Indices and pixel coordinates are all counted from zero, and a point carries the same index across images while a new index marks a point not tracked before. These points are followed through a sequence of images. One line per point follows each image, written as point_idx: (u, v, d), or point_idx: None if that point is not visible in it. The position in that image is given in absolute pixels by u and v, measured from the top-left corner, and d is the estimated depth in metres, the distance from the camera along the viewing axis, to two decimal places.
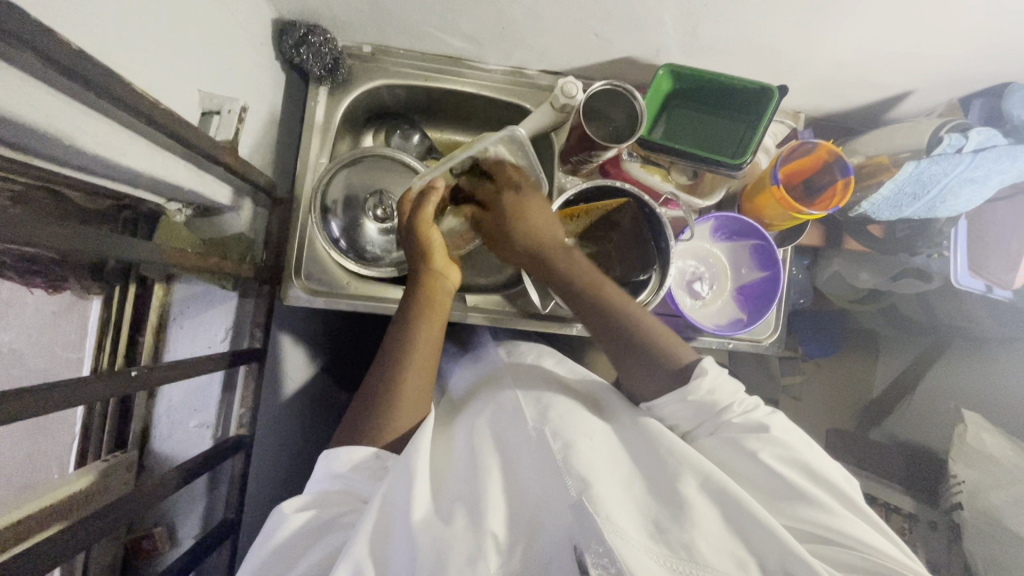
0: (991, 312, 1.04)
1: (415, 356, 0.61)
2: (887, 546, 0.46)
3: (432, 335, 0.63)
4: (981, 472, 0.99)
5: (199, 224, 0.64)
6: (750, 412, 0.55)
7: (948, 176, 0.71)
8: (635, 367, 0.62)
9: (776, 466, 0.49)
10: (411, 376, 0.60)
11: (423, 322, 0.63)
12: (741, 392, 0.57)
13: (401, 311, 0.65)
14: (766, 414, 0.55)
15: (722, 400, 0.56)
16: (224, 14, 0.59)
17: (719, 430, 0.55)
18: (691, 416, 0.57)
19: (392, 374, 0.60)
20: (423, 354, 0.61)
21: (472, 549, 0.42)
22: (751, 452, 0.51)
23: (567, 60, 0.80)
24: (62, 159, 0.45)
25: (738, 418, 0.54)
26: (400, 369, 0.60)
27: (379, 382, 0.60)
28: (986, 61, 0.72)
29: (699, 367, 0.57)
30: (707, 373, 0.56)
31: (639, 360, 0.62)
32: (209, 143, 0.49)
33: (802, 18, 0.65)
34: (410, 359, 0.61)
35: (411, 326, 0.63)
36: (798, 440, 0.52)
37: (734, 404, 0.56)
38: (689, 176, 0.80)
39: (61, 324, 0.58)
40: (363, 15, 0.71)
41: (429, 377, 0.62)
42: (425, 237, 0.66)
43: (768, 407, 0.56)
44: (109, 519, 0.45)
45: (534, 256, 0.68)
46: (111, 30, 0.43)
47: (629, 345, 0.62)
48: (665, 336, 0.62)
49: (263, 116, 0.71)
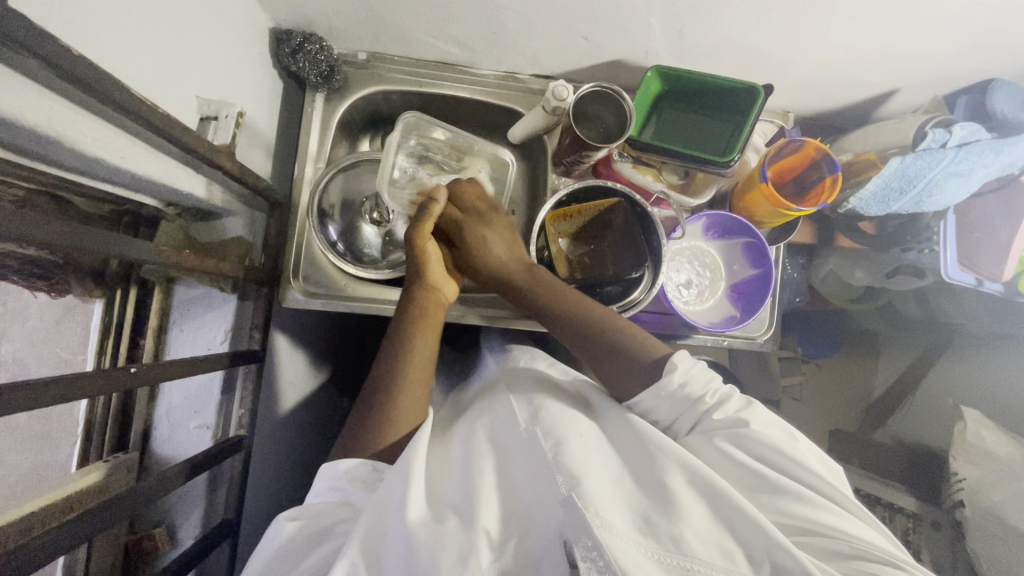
0: (989, 310, 1.03)
1: (413, 363, 0.62)
2: (874, 538, 0.45)
3: (428, 347, 0.64)
4: (981, 469, 0.98)
5: (198, 226, 0.65)
6: (725, 405, 0.55)
7: (933, 170, 0.72)
8: (614, 368, 0.62)
9: (775, 463, 0.49)
10: (407, 388, 0.60)
11: (419, 330, 0.65)
12: (714, 381, 0.57)
13: (395, 328, 0.66)
14: (744, 408, 0.54)
15: (695, 392, 0.56)
16: (221, 21, 0.61)
17: (698, 425, 0.56)
18: (670, 407, 0.57)
19: (391, 387, 0.60)
20: (418, 363, 0.63)
21: (463, 545, 0.42)
22: (729, 447, 0.51)
23: (558, 64, 0.81)
24: (66, 163, 0.46)
25: (716, 413, 0.54)
26: (401, 375, 0.61)
27: (376, 396, 0.60)
28: (969, 58, 0.73)
29: (670, 361, 0.58)
30: (677, 367, 0.57)
31: (614, 359, 0.62)
32: (206, 146, 0.50)
33: (785, 19, 0.66)
34: (409, 371, 0.61)
35: (408, 336, 0.64)
36: (778, 434, 0.52)
37: (706, 395, 0.56)
38: (680, 176, 0.82)
39: (65, 332, 0.58)
40: (356, 23, 0.73)
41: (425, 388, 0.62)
42: (422, 246, 0.69)
43: (744, 399, 0.56)
44: (110, 513, 0.45)
45: (499, 278, 0.72)
46: (113, 38, 0.44)
47: (603, 347, 0.63)
48: (634, 333, 0.64)
49: (261, 122, 0.73)
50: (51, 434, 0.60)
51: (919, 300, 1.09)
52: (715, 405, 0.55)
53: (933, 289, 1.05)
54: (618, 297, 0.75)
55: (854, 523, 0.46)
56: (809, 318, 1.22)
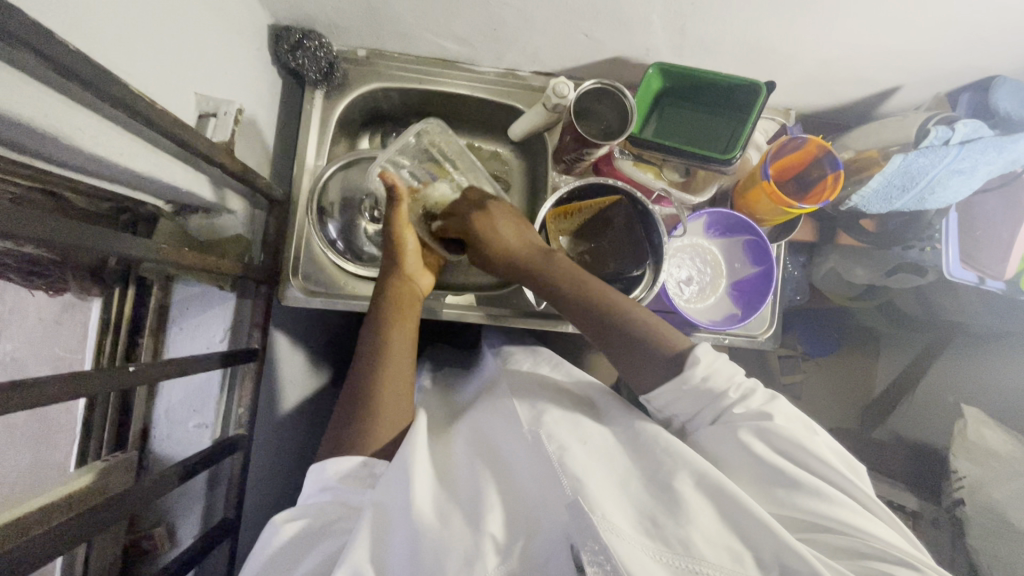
0: (990, 307, 1.03)
1: (393, 348, 0.63)
2: (887, 537, 0.45)
3: (406, 332, 0.65)
4: (981, 467, 0.98)
5: (196, 224, 0.64)
6: (748, 399, 0.54)
7: (936, 168, 0.72)
8: (633, 362, 0.61)
9: (785, 460, 0.49)
10: (390, 373, 0.61)
11: (398, 318, 0.66)
12: (737, 374, 0.56)
13: (372, 315, 0.66)
14: (767, 402, 0.54)
15: (718, 386, 0.55)
16: (220, 18, 0.61)
17: (720, 419, 0.55)
18: (691, 402, 0.57)
19: (369, 373, 0.61)
20: (399, 348, 0.63)
21: (470, 550, 0.42)
22: (753, 439, 0.50)
23: (559, 61, 0.81)
24: (65, 161, 0.46)
25: (738, 407, 0.54)
26: (380, 361, 0.62)
27: (356, 385, 0.61)
28: (972, 56, 0.73)
29: (692, 355, 0.57)
30: (700, 360, 0.56)
31: (637, 353, 0.61)
32: (205, 143, 0.50)
33: (788, 16, 0.66)
34: (386, 359, 0.62)
35: (385, 322, 0.65)
36: (799, 428, 0.51)
37: (729, 390, 0.55)
38: (681, 173, 0.82)
39: (63, 330, 0.60)
40: (356, 20, 0.73)
41: (410, 374, 0.63)
42: (399, 235, 0.71)
43: (767, 393, 0.55)
44: (108, 513, 0.45)
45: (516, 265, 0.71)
46: (111, 34, 0.44)
47: (626, 340, 0.62)
48: (658, 325, 0.62)
49: (260, 120, 0.73)
50: (50, 433, 0.62)
51: (919, 298, 1.09)
52: (737, 400, 0.55)
53: (934, 287, 1.05)
54: None
55: (870, 522, 0.46)
56: (809, 316, 1.22)
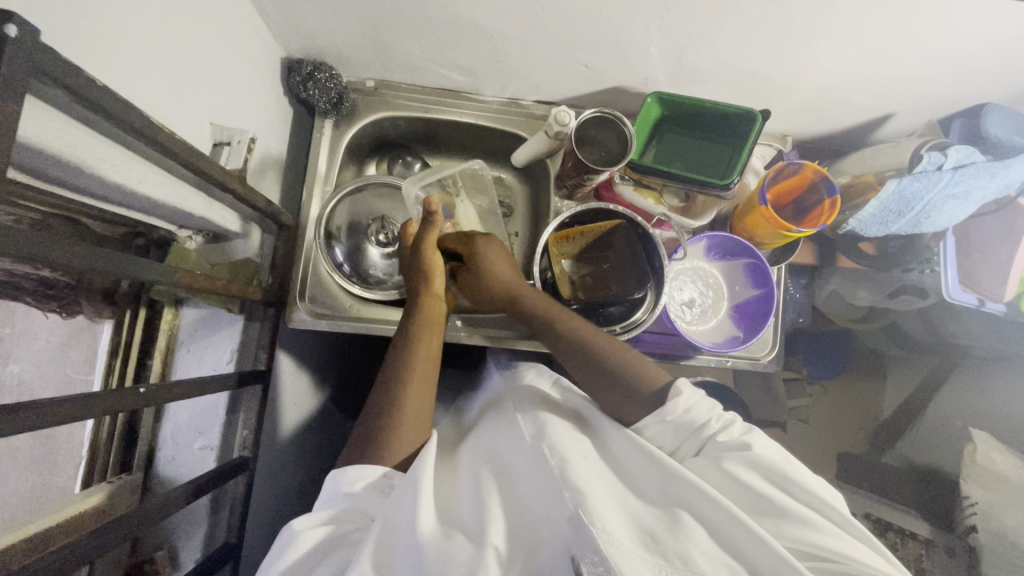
0: (993, 330, 1.03)
1: (417, 368, 0.63)
2: (877, 562, 0.45)
3: (430, 356, 0.65)
4: (993, 492, 0.96)
5: (208, 249, 0.67)
6: (729, 429, 0.55)
7: (930, 192, 0.74)
8: (616, 391, 0.62)
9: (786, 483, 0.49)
10: (411, 394, 0.61)
11: (420, 341, 0.66)
12: (717, 407, 0.57)
13: (399, 335, 0.67)
14: (746, 432, 0.54)
15: (699, 417, 0.56)
16: (236, 51, 0.64)
17: (703, 449, 0.55)
18: (672, 435, 0.57)
19: (393, 392, 0.61)
20: (422, 370, 0.63)
21: (473, 561, 0.42)
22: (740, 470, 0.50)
23: (560, 91, 0.84)
24: (88, 190, 0.48)
25: (720, 436, 0.54)
26: (404, 382, 0.62)
27: (381, 399, 0.61)
28: (963, 84, 0.75)
29: (675, 387, 0.57)
30: (681, 393, 0.56)
31: (625, 389, 0.61)
32: (219, 170, 0.52)
33: (780, 47, 0.68)
34: (411, 381, 0.62)
35: (410, 344, 0.65)
36: (779, 457, 0.51)
37: (711, 420, 0.56)
38: (681, 198, 0.83)
39: (72, 352, 0.58)
40: (365, 52, 0.76)
41: (428, 402, 0.63)
42: (428, 257, 0.70)
43: (746, 425, 0.56)
44: (110, 534, 0.45)
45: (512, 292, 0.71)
46: (134, 69, 0.46)
47: (616, 376, 0.62)
48: (643, 363, 0.63)
49: (272, 147, 0.75)
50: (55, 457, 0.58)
51: (923, 320, 1.09)
52: (720, 429, 0.55)
53: (937, 309, 1.05)
54: (621, 318, 0.76)
55: (859, 548, 0.45)
56: (813, 338, 1.23)
